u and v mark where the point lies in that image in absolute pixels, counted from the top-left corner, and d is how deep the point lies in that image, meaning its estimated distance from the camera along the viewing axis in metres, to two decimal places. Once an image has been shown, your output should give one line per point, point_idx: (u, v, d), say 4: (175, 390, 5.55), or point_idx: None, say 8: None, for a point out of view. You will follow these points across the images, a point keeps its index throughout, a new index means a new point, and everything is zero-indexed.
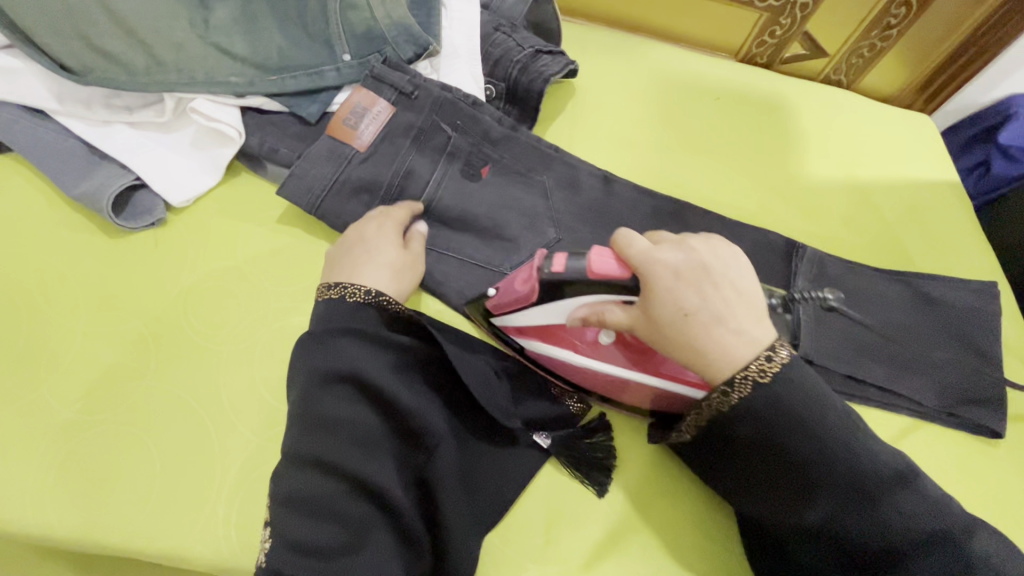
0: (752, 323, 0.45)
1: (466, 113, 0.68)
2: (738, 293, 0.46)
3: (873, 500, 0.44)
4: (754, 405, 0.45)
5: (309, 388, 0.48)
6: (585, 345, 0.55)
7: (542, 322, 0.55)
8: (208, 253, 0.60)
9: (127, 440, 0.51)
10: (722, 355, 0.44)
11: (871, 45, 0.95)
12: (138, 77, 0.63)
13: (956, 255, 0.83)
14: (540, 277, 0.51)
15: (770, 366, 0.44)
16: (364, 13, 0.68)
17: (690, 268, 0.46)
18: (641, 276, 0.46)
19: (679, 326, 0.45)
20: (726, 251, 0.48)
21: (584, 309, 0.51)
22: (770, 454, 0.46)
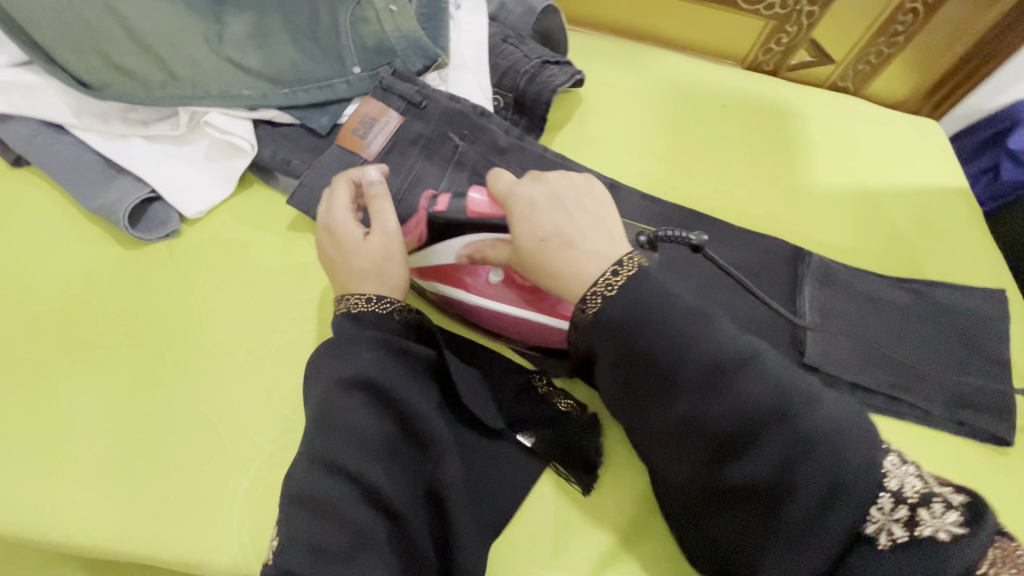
0: (604, 243, 0.46)
1: (473, 123, 0.69)
2: (595, 219, 0.48)
3: (753, 426, 0.40)
4: (607, 329, 0.44)
5: (325, 388, 0.48)
6: (479, 285, 0.59)
7: (440, 264, 0.59)
8: (222, 263, 0.61)
9: (143, 448, 0.52)
10: (574, 271, 0.46)
11: (878, 52, 0.95)
12: (154, 91, 0.64)
13: (966, 263, 0.83)
14: (425, 219, 0.56)
15: (614, 281, 0.44)
16: (373, 27, 0.69)
17: (545, 199, 0.48)
18: (506, 209, 0.50)
19: (537, 251, 0.47)
20: (581, 180, 0.50)
21: (468, 249, 0.55)
22: (643, 382, 0.43)
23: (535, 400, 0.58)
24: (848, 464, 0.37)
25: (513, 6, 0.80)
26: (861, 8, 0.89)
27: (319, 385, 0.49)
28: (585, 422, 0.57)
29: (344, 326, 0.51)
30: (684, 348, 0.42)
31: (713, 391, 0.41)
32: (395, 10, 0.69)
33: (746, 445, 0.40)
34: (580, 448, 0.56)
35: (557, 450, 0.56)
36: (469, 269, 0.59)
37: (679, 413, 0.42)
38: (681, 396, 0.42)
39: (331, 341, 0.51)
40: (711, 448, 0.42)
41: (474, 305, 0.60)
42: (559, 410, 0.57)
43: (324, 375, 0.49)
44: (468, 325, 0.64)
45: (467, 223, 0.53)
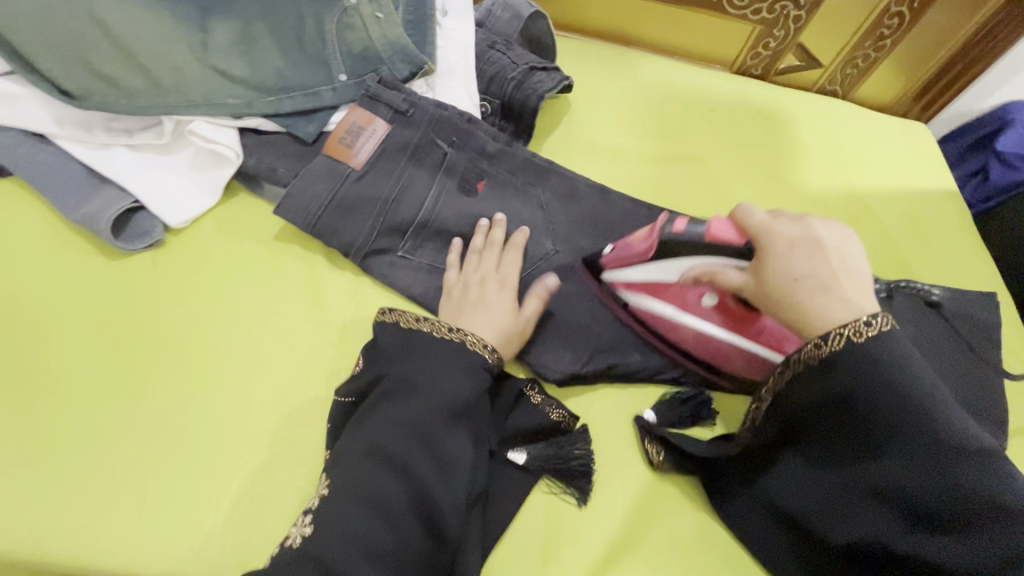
0: (857, 293, 0.45)
1: (462, 130, 0.69)
2: (846, 268, 0.47)
3: (956, 492, 0.41)
4: (831, 373, 0.44)
5: (408, 396, 0.50)
6: (688, 304, 0.60)
7: (655, 279, 0.60)
8: (208, 274, 0.60)
9: (126, 461, 0.51)
10: (820, 313, 0.45)
11: (866, 56, 0.95)
12: (138, 100, 0.64)
13: (956, 265, 0.83)
14: (659, 238, 0.60)
15: (864, 329, 0.43)
16: (361, 34, 0.69)
17: (804, 241, 0.48)
18: (760, 243, 0.50)
19: (787, 287, 0.47)
20: (842, 232, 0.50)
21: (696, 272, 0.56)
22: (836, 422, 0.45)
23: (526, 413, 0.57)
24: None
25: (500, 12, 0.80)
26: (848, 12, 0.90)
27: (400, 392, 0.51)
28: (576, 432, 0.57)
29: (414, 345, 0.54)
30: (931, 407, 0.42)
31: (953, 456, 0.41)
32: (381, 16, 0.69)
33: (932, 505, 0.42)
34: (573, 459, 0.56)
35: (551, 464, 0.55)
36: (689, 290, 0.59)
37: (885, 463, 0.44)
38: (892, 447, 0.43)
39: (409, 342, 0.54)
40: (886, 495, 0.44)
41: (675, 321, 0.61)
42: (556, 421, 0.57)
43: (410, 371, 0.52)
44: None
45: (662, 238, 0.59)
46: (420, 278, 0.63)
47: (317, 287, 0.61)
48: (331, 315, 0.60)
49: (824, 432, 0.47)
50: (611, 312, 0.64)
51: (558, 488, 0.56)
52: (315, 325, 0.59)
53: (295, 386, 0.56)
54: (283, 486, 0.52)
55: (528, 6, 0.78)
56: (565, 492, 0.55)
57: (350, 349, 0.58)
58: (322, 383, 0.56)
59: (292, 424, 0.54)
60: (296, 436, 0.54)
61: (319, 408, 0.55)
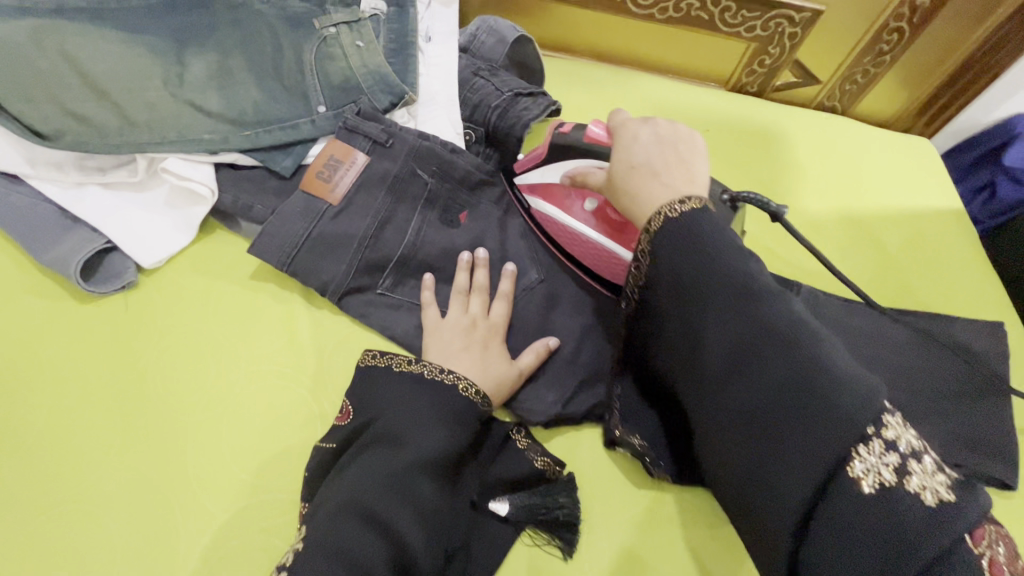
0: (683, 180, 0.46)
1: (444, 160, 0.67)
2: (685, 163, 0.48)
3: (768, 350, 0.38)
4: (653, 250, 0.43)
5: (395, 446, 0.48)
6: (571, 207, 0.60)
7: (546, 181, 0.62)
8: (182, 316, 0.59)
9: (92, 518, 0.50)
10: (647, 197, 0.46)
11: (864, 71, 0.93)
12: (109, 138, 0.62)
13: (963, 290, 0.80)
14: (549, 142, 0.60)
15: (679, 207, 0.42)
16: (340, 63, 0.68)
17: (650, 136, 0.50)
18: (614, 137, 0.53)
19: (626, 176, 0.49)
20: (690, 132, 0.51)
21: (571, 173, 0.58)
22: (664, 298, 0.43)
23: (512, 459, 0.55)
24: (852, 393, 0.36)
25: (484, 36, 0.78)
26: (845, 27, 0.87)
27: (385, 442, 0.49)
28: (563, 480, 0.54)
29: (398, 391, 0.52)
30: (742, 264, 0.40)
31: (759, 308, 0.39)
32: (361, 45, 0.69)
33: (749, 369, 0.39)
34: (558, 509, 0.53)
35: (536, 515, 0.53)
36: (572, 192, 0.60)
37: (706, 326, 0.41)
38: (709, 309, 0.41)
39: (402, 386, 0.52)
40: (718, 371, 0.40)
41: (563, 226, 0.61)
42: (543, 470, 0.54)
43: (401, 419, 0.50)
44: None
45: (579, 148, 0.57)
46: (399, 317, 0.62)
47: (294, 327, 0.60)
48: (307, 357, 0.58)
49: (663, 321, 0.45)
50: (596, 349, 0.62)
51: (544, 539, 0.53)
52: (290, 368, 0.57)
53: (268, 433, 0.54)
54: (254, 543, 0.50)
55: (513, 30, 0.77)
56: (552, 544, 0.53)
57: (326, 393, 0.56)
58: (296, 430, 0.54)
59: (263, 476, 0.52)
60: (268, 488, 0.52)
61: (293, 458, 0.53)
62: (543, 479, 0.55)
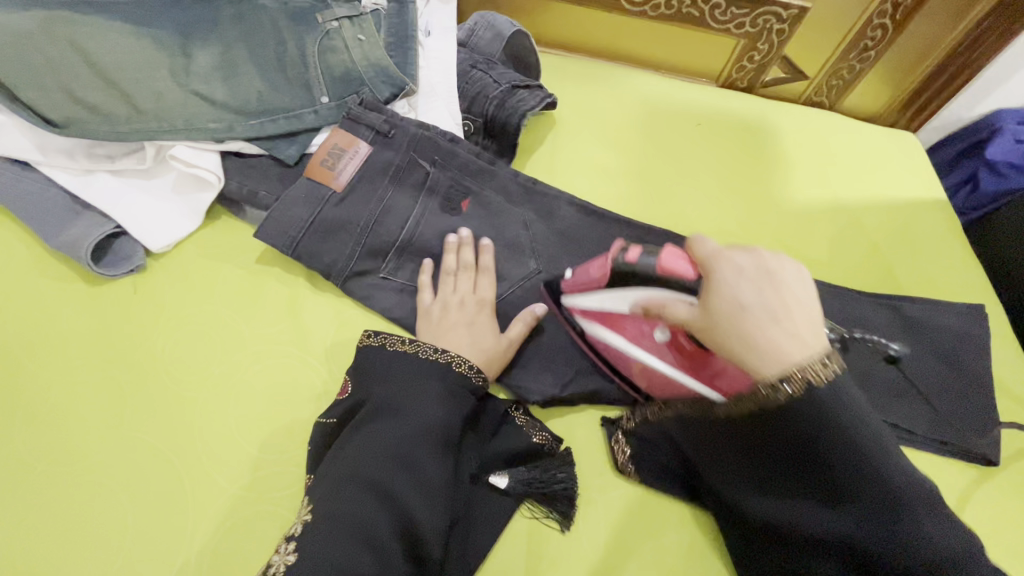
0: (809, 333, 0.40)
1: (444, 149, 0.69)
2: (798, 302, 0.41)
3: (881, 509, 0.39)
4: (770, 411, 0.41)
5: (394, 419, 0.50)
6: (640, 337, 0.56)
7: (607, 308, 0.57)
8: (189, 298, 0.60)
9: (102, 491, 0.51)
10: (776, 353, 0.40)
11: (850, 67, 0.96)
12: (119, 126, 0.64)
13: (947, 276, 0.82)
14: (612, 267, 0.54)
15: (822, 371, 0.39)
16: (342, 56, 0.70)
17: (754, 269, 0.42)
18: (706, 272, 0.44)
19: (738, 323, 0.41)
20: (795, 262, 0.44)
21: (644, 303, 0.51)
22: (778, 446, 0.42)
23: (510, 434, 0.57)
24: (903, 509, 0.39)
25: (482, 32, 0.80)
26: (831, 24, 0.90)
27: (384, 416, 0.50)
28: (559, 454, 0.57)
29: (401, 368, 0.53)
30: (867, 427, 0.40)
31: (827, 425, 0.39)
32: (363, 38, 0.71)
33: (859, 521, 0.41)
34: (556, 483, 0.55)
35: (535, 488, 0.54)
36: (641, 322, 0.55)
37: (822, 479, 0.41)
38: (831, 467, 0.40)
39: (395, 364, 0.54)
40: (822, 512, 0.42)
41: (624, 354, 0.58)
42: (539, 445, 0.57)
43: (392, 396, 0.52)
44: None
45: (651, 279, 0.51)
46: (401, 299, 0.63)
47: (298, 309, 0.61)
48: (311, 338, 0.60)
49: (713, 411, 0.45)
50: None
51: (541, 511, 0.55)
52: (295, 348, 0.59)
53: (275, 410, 0.56)
54: (261, 513, 0.51)
55: (510, 25, 0.79)
56: (550, 515, 0.55)
57: (329, 371, 0.58)
58: (302, 408, 0.56)
59: (270, 450, 0.54)
60: (274, 462, 0.53)
61: (299, 432, 0.55)
62: (540, 453, 0.57)
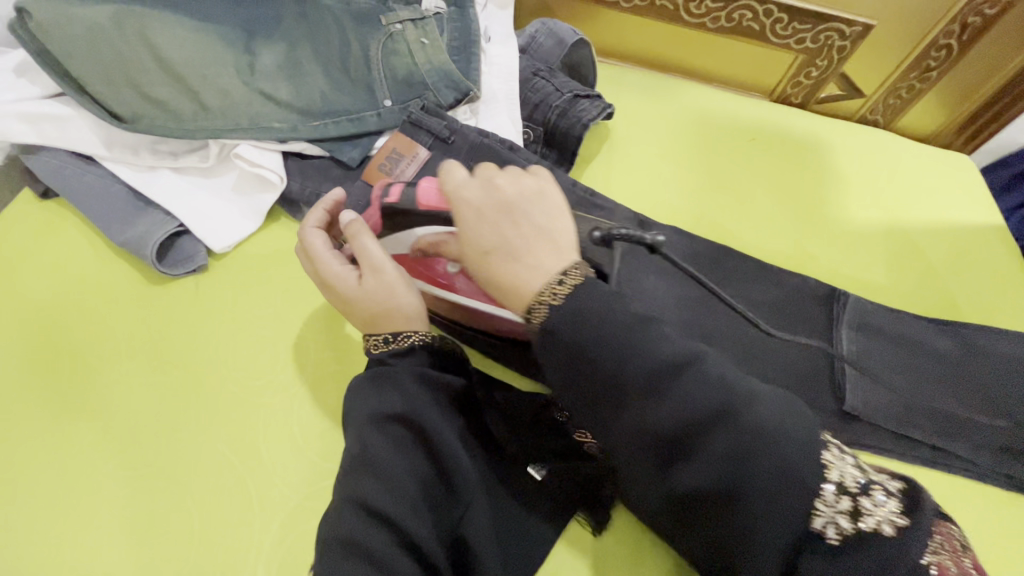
0: (550, 258, 0.45)
1: (502, 158, 0.67)
2: (541, 232, 0.47)
3: (729, 457, 0.38)
4: (571, 373, 0.41)
5: (351, 425, 0.49)
6: (437, 276, 0.58)
7: (419, 258, 0.57)
8: (250, 299, 0.60)
9: (163, 494, 0.50)
10: (516, 284, 0.45)
11: (909, 86, 0.94)
12: (186, 124, 0.64)
13: (1006, 304, 0.80)
14: (377, 212, 0.56)
15: (558, 291, 0.43)
16: (406, 59, 0.69)
17: (492, 207, 0.48)
18: (455, 213, 0.49)
19: (479, 263, 0.47)
20: (535, 185, 0.50)
21: (419, 241, 0.55)
22: (637, 444, 0.41)
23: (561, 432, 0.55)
24: (798, 453, 0.38)
25: (543, 38, 0.79)
26: (894, 42, 0.88)
27: (347, 424, 0.49)
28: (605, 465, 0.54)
29: None
30: (686, 375, 0.40)
31: (670, 383, 0.39)
32: (426, 42, 0.70)
33: (730, 482, 0.38)
34: (597, 493, 0.53)
35: (571, 486, 0.54)
36: (427, 260, 0.57)
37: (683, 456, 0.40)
38: (688, 439, 0.39)
39: (373, 376, 0.51)
40: (710, 492, 0.39)
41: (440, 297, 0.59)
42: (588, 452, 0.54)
43: (358, 407, 0.49)
44: (496, 362, 0.63)
45: (416, 216, 0.53)
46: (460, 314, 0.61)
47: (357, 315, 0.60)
48: None
49: (579, 396, 0.42)
50: None
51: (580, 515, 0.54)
52: (353, 356, 0.58)
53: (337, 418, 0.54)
54: None
55: (572, 33, 0.78)
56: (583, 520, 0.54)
57: None
58: None
59: (332, 459, 0.53)
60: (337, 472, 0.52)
61: None
62: (581, 453, 0.55)
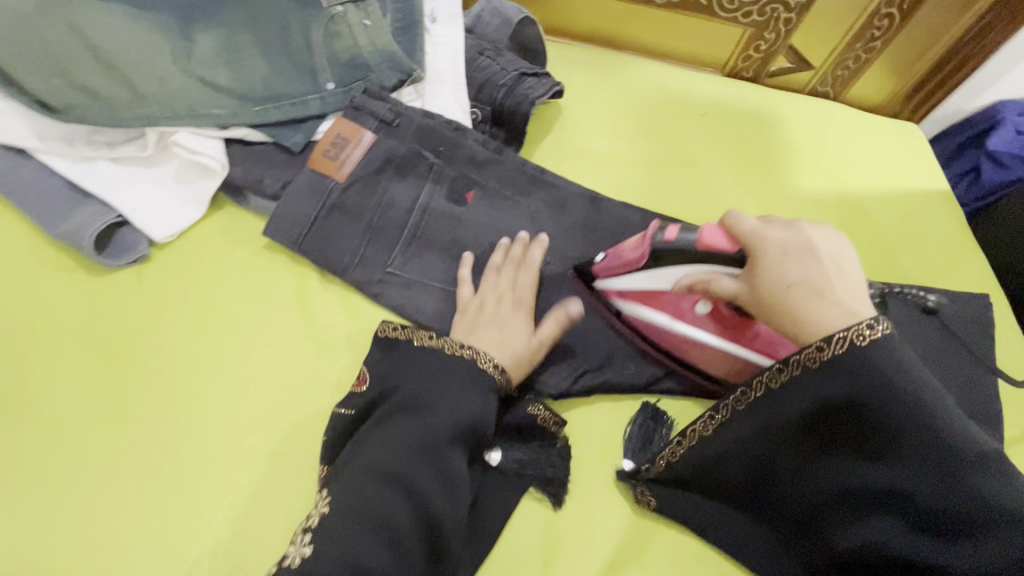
0: (853, 299, 0.44)
1: (449, 140, 0.67)
2: (840, 270, 0.46)
3: (959, 496, 0.40)
4: (826, 381, 0.43)
5: (415, 410, 0.50)
6: (681, 310, 0.58)
7: (646, 287, 0.59)
8: (198, 289, 0.59)
9: (111, 485, 0.50)
10: (817, 321, 0.44)
11: (856, 57, 0.95)
12: (120, 112, 0.62)
13: (949, 266, 0.83)
14: (650, 248, 0.56)
15: (868, 334, 0.41)
16: (348, 41, 0.69)
17: (799, 246, 0.47)
18: (752, 250, 0.49)
19: (782, 296, 0.46)
20: (835, 237, 0.49)
21: (688, 279, 0.54)
22: (818, 426, 0.45)
23: (507, 413, 0.57)
24: None
25: (489, 18, 0.79)
26: (838, 13, 0.90)
27: (408, 408, 0.50)
28: (556, 439, 0.57)
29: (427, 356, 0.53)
30: (937, 411, 0.41)
31: (938, 455, 0.40)
32: (368, 23, 0.69)
33: (940, 510, 0.40)
34: (549, 466, 0.55)
35: (528, 464, 0.55)
36: (681, 298, 0.58)
37: (870, 463, 0.43)
38: (901, 458, 0.42)
39: (426, 371, 0.52)
40: (881, 496, 0.43)
41: (675, 332, 0.60)
42: (542, 426, 0.57)
43: (427, 393, 0.51)
44: None
45: (692, 254, 0.53)
46: (410, 295, 0.62)
47: (306, 302, 0.61)
48: (321, 328, 0.59)
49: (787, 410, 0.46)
50: (602, 323, 0.63)
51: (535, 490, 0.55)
52: (305, 341, 0.58)
53: (286, 403, 0.55)
54: (276, 505, 0.51)
55: (517, 11, 0.78)
56: (542, 496, 0.55)
57: (340, 363, 0.58)
58: (315, 399, 0.56)
59: (281, 442, 0.53)
60: (287, 453, 0.53)
61: (311, 423, 0.55)
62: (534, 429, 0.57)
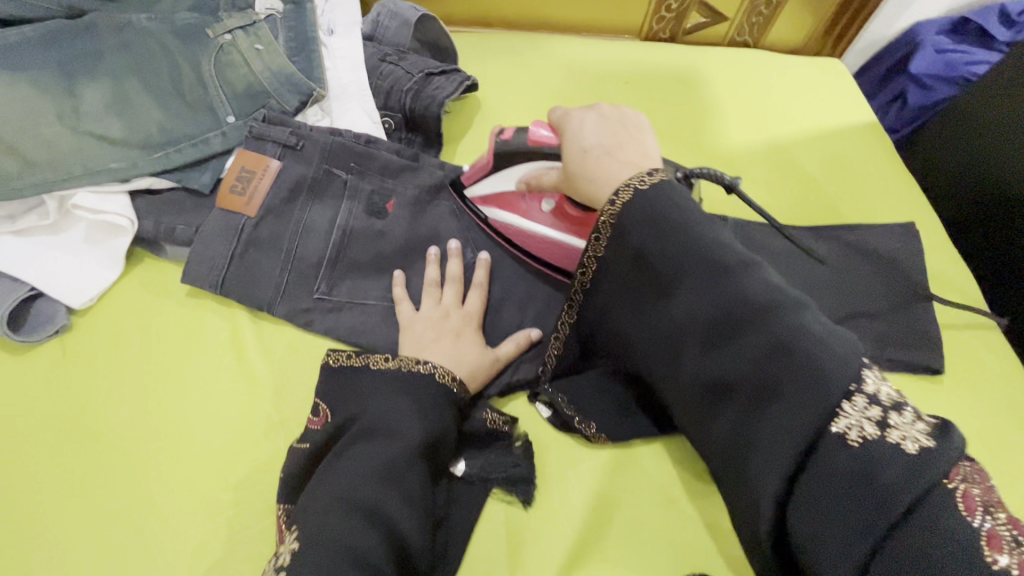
0: (637, 156, 0.48)
1: (359, 153, 0.66)
2: (634, 138, 0.50)
3: (748, 308, 0.39)
4: (617, 229, 0.45)
5: (371, 434, 0.49)
6: (530, 209, 0.61)
7: (499, 189, 0.62)
8: (129, 349, 0.58)
9: (66, 561, 0.50)
10: (608, 179, 0.47)
11: (767, 3, 0.95)
12: (12, 183, 0.60)
13: (880, 196, 0.83)
14: (494, 151, 0.60)
15: (647, 178, 0.45)
16: (242, 69, 0.67)
17: (599, 121, 0.51)
18: (563, 132, 0.53)
19: (585, 163, 0.49)
20: (632, 111, 0.53)
21: (529, 177, 0.58)
22: (630, 285, 0.46)
23: (465, 425, 0.56)
24: (830, 355, 0.37)
25: (387, 21, 0.77)
26: None
27: (364, 434, 0.49)
28: (517, 439, 0.57)
29: (365, 385, 0.52)
30: (696, 236, 0.42)
31: (720, 279, 0.41)
32: (261, 48, 0.67)
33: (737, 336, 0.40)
34: (514, 467, 0.55)
35: (493, 470, 0.55)
36: (527, 196, 0.60)
37: (666, 301, 0.43)
38: (682, 285, 0.42)
39: (373, 403, 0.51)
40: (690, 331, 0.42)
41: (527, 232, 0.61)
42: (500, 431, 0.56)
43: (380, 418, 0.50)
44: None
45: (524, 151, 0.58)
46: (343, 318, 0.61)
47: (240, 344, 0.60)
48: (259, 368, 0.59)
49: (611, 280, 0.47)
50: (541, 314, 0.64)
51: (503, 496, 0.55)
52: (244, 385, 0.58)
53: (232, 450, 0.55)
54: (236, 555, 0.51)
55: (414, 10, 0.75)
56: (514, 499, 0.55)
57: (283, 401, 0.57)
58: (262, 443, 0.55)
59: (232, 491, 0.53)
60: (239, 502, 0.53)
61: (260, 466, 0.54)
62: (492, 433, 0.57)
